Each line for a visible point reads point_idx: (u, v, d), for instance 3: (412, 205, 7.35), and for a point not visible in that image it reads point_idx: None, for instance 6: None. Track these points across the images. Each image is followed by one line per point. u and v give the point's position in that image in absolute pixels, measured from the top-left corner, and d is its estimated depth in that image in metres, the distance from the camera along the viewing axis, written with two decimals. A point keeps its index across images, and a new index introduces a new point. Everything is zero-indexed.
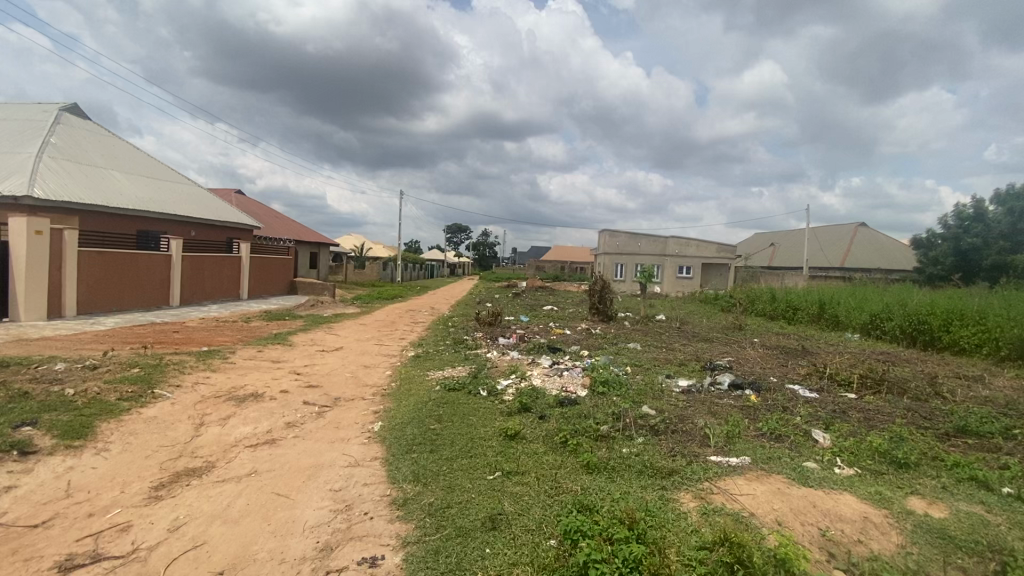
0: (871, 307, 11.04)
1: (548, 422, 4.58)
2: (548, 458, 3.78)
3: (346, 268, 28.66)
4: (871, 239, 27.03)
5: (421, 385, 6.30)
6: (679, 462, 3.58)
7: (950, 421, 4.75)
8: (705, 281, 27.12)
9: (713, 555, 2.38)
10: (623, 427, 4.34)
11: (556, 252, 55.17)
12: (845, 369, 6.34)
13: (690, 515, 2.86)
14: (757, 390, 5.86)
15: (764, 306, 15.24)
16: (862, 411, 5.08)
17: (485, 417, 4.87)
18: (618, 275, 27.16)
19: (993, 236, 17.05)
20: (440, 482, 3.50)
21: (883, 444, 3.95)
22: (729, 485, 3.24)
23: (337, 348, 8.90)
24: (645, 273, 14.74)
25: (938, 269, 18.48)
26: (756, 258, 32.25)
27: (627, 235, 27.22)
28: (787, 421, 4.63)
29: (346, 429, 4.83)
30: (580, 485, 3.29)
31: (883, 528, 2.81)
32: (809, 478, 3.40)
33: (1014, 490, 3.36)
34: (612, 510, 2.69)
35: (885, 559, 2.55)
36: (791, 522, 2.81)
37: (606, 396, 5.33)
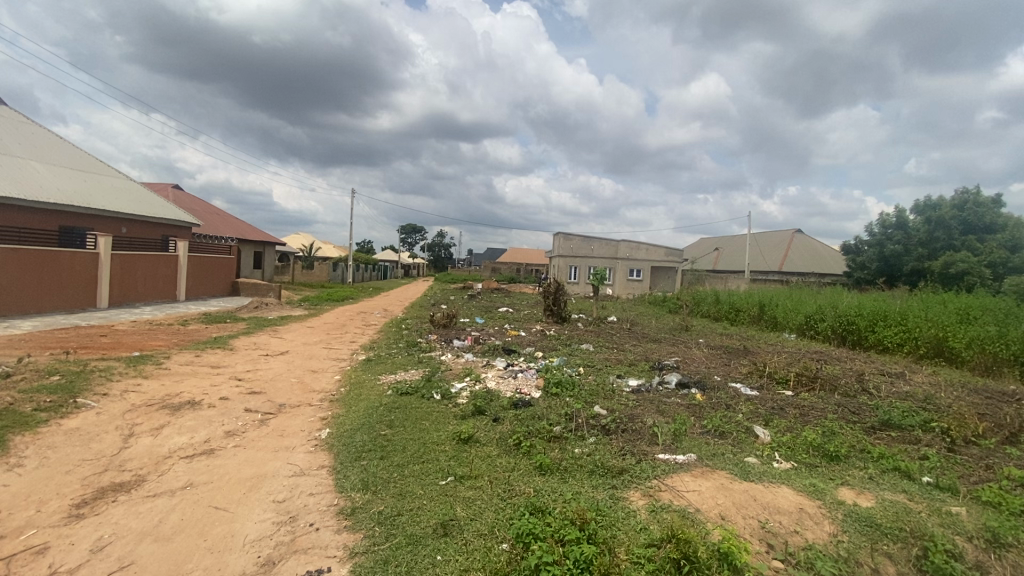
0: (806, 308, 11.74)
1: (501, 424, 4.56)
2: (502, 461, 3.76)
3: (294, 269, 27.66)
4: (806, 245, 28.73)
5: (372, 389, 6.14)
6: (629, 461, 3.65)
7: (876, 415, 5.11)
8: (653, 284, 28.05)
9: (661, 551, 2.44)
10: (575, 427, 4.39)
11: (511, 254, 55.49)
12: (783, 367, 6.68)
13: (640, 512, 2.92)
14: (702, 388, 6.09)
15: (709, 308, 15.92)
16: (798, 407, 5.38)
17: (438, 421, 4.79)
18: (572, 278, 27.49)
19: (912, 243, 18.45)
20: (391, 489, 3.42)
21: (817, 438, 4.19)
22: (677, 482, 3.33)
23: (282, 352, 8.54)
24: (597, 275, 15.06)
25: (865, 273, 20.07)
26: (702, 262, 33.58)
27: (580, 238, 27.69)
28: (730, 418, 4.84)
29: (291, 437, 4.64)
30: (533, 487, 3.29)
31: (817, 518, 2.97)
32: (750, 473, 3.56)
33: (932, 479, 3.65)
34: (563, 511, 2.70)
35: (818, 548, 2.70)
36: (733, 516, 2.92)
37: (560, 397, 5.38)
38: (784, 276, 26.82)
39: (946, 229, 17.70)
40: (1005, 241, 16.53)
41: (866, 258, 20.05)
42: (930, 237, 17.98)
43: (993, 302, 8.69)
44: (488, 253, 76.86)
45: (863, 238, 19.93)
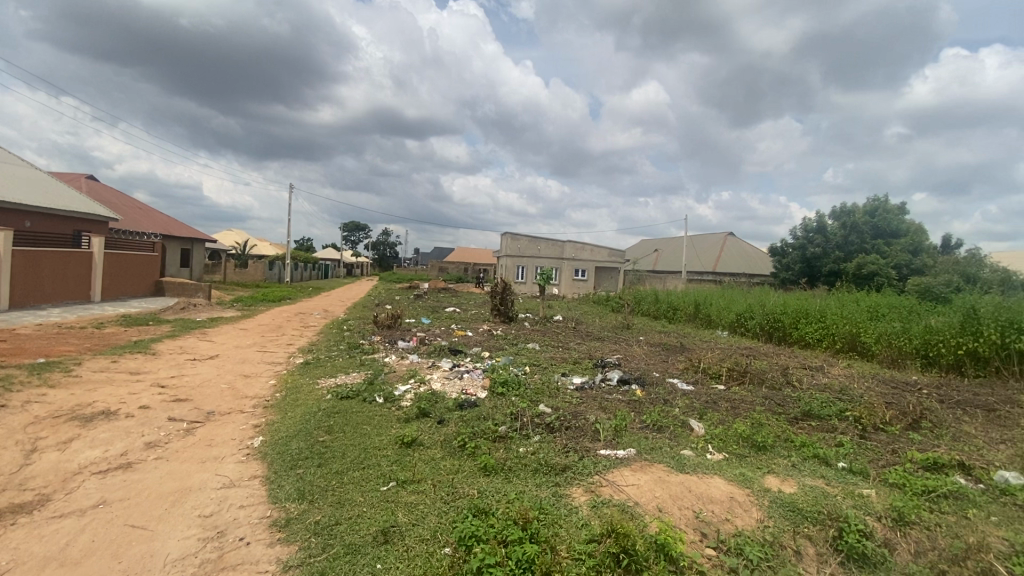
0: (737, 307, 12.44)
1: (446, 426, 4.50)
2: (446, 463, 3.71)
3: (226, 267, 26.12)
4: (737, 247, 30.44)
5: (310, 394, 5.89)
6: (572, 458, 3.71)
7: (798, 406, 5.49)
8: (598, 283, 28.78)
9: (601, 546, 2.48)
10: (520, 427, 4.40)
11: (458, 253, 55.17)
12: (716, 363, 7.03)
13: (582, 509, 2.97)
14: (641, 384, 6.31)
15: (649, 306, 16.53)
16: (729, 401, 5.67)
17: (380, 425, 4.66)
18: (519, 278, 27.65)
19: (831, 246, 20.00)
20: (328, 498, 3.29)
21: (747, 430, 4.44)
22: (617, 477, 3.41)
23: (212, 356, 8.03)
24: (543, 275, 15.24)
25: (790, 274, 21.58)
26: (643, 263, 34.80)
27: (527, 239, 27.84)
28: (668, 413, 5.02)
29: (220, 446, 4.36)
30: (477, 488, 3.26)
31: (746, 506, 3.14)
32: (686, 465, 3.70)
33: (846, 464, 3.96)
34: (506, 511, 2.70)
35: (747, 534, 2.85)
36: (669, 507, 3.03)
37: (506, 397, 5.38)
38: (718, 277, 28.30)
39: (858, 233, 19.28)
40: (907, 245, 18.04)
41: (790, 260, 21.53)
42: (844, 241, 19.58)
43: (898, 300, 9.54)
44: (434, 252, 75.93)
45: (788, 241, 21.40)
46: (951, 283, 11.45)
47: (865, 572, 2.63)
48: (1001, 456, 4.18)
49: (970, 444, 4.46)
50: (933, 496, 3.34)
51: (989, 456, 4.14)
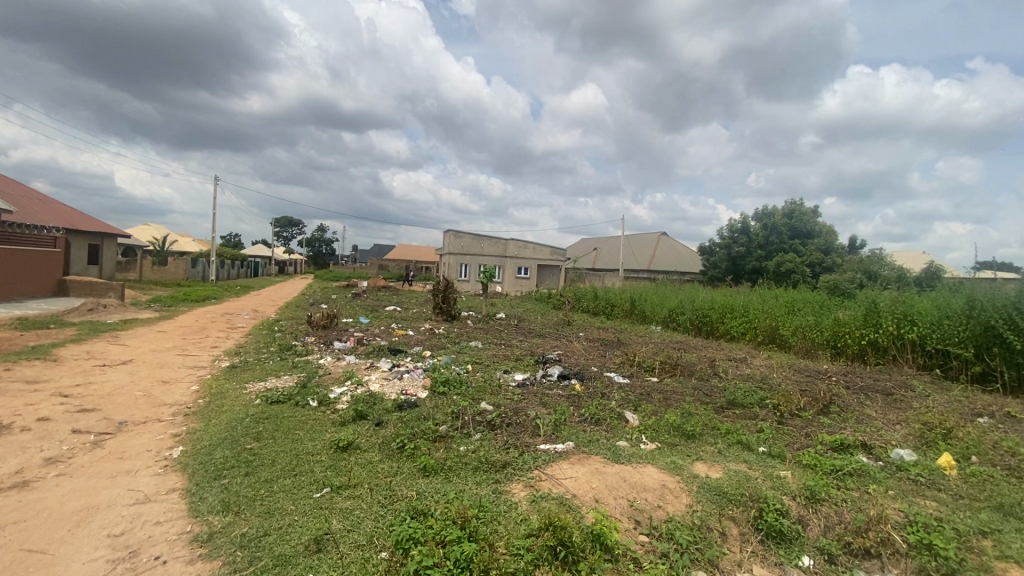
0: (669, 303, 13.04)
1: (384, 428, 4.39)
2: (384, 466, 3.62)
3: (141, 265, 24.07)
4: (671, 246, 31.90)
5: (237, 399, 5.56)
6: (512, 454, 3.73)
7: (724, 395, 5.84)
8: (539, 281, 29.16)
9: (539, 540, 2.52)
10: (461, 425, 4.38)
11: (399, 251, 54.05)
12: (650, 356, 7.33)
13: (521, 504, 2.99)
14: (580, 379, 6.46)
15: (588, 303, 16.98)
16: (662, 392, 5.94)
17: (314, 430, 4.47)
18: (462, 276, 27.48)
19: (753, 246, 21.42)
20: (257, 508, 3.11)
21: (678, 420, 4.66)
22: (555, 471, 3.47)
23: (124, 361, 7.38)
24: (486, 274, 15.25)
25: (717, 271, 22.92)
26: (583, 261, 35.66)
27: (471, 236, 27.55)
28: (605, 406, 5.18)
29: (134, 459, 4.01)
30: (415, 490, 3.21)
31: (677, 492, 3.29)
32: (622, 456, 3.83)
33: (765, 448, 4.25)
34: (445, 511, 2.68)
35: (677, 519, 2.99)
36: (606, 498, 3.13)
37: (447, 396, 5.33)
38: (653, 274, 29.52)
39: (777, 234, 20.74)
40: (820, 245, 19.62)
41: (718, 258, 22.85)
42: (765, 240, 21.01)
43: (811, 295, 10.35)
44: (374, 249, 73.95)
45: (716, 241, 22.68)
46: (855, 280, 12.58)
47: (782, 547, 2.84)
48: (897, 435, 4.65)
49: (871, 426, 4.93)
50: (840, 474, 3.66)
51: (886, 436, 4.59)
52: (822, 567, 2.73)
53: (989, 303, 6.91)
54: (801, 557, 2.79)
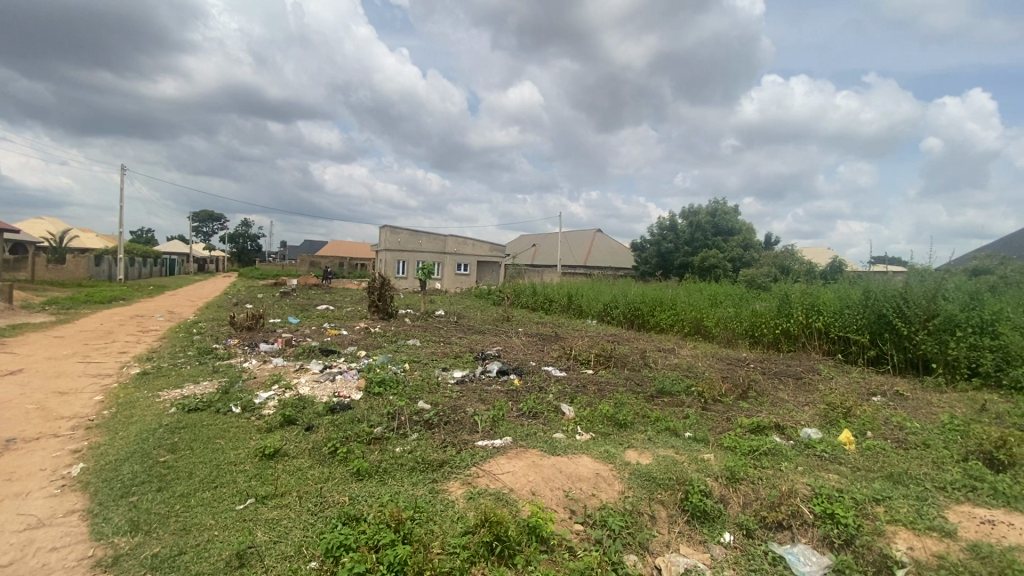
0: (604, 298, 13.48)
1: (315, 433, 4.20)
2: (314, 472, 3.47)
3: (32, 263, 21.50)
4: (605, 242, 32.96)
5: (149, 408, 5.11)
6: (450, 453, 3.70)
7: (654, 384, 6.12)
8: (479, 278, 29.12)
9: (475, 537, 2.52)
10: (397, 426, 4.28)
11: (332, 247, 51.99)
12: (585, 349, 7.53)
13: (458, 502, 2.97)
14: (519, 373, 6.53)
15: (527, 299, 17.20)
16: (597, 384, 6.13)
17: (237, 438, 4.21)
18: (400, 272, 26.85)
19: (680, 242, 22.59)
20: (172, 525, 2.88)
21: (611, 410, 4.82)
22: (493, 466, 3.48)
23: (11, 372, 6.56)
24: (424, 270, 15.03)
25: (648, 267, 23.98)
26: (522, 257, 36.06)
27: (408, 232, 27.00)
28: (543, 400, 5.26)
29: (24, 480, 3.57)
30: (348, 494, 3.10)
31: (610, 480, 3.41)
32: (558, 448, 3.91)
33: (691, 433, 4.50)
34: (378, 514, 2.62)
35: (610, 506, 3.10)
36: (542, 490, 3.18)
37: (382, 396, 5.19)
38: (589, 270, 30.37)
39: (702, 231, 21.96)
40: (740, 241, 21.00)
41: (649, 254, 23.88)
42: (691, 237, 22.18)
43: (731, 288, 11.05)
44: (305, 244, 70.57)
45: (646, 237, 23.68)
46: (771, 274, 13.57)
47: (705, 526, 3.02)
48: (806, 416, 5.07)
49: (784, 408, 5.34)
50: (757, 454, 3.95)
51: (797, 417, 4.99)
52: (741, 542, 2.93)
53: (881, 294, 7.66)
54: (723, 534, 2.98)
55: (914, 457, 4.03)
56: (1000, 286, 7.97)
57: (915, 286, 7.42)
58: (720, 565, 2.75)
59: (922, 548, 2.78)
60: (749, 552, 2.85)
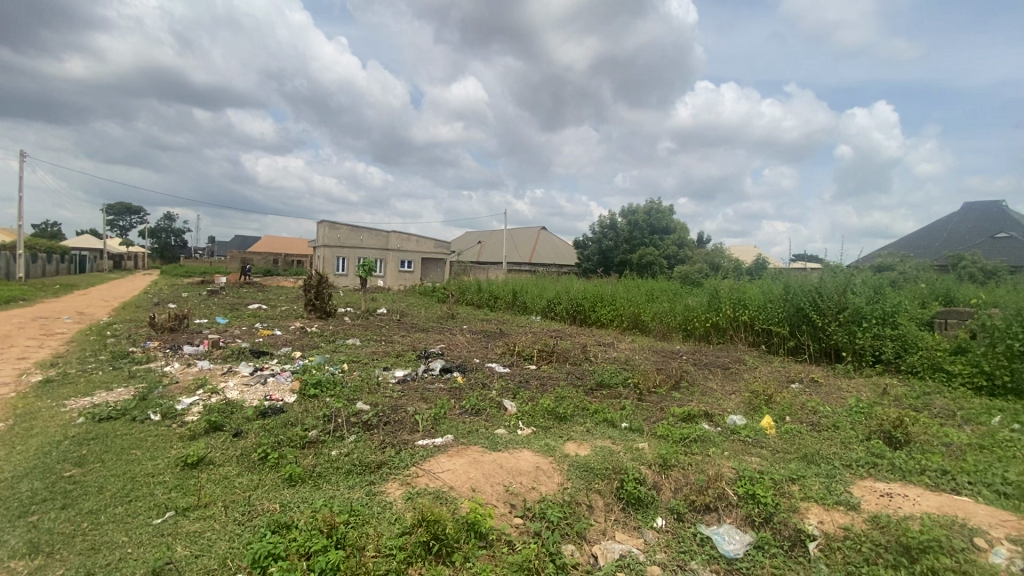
0: (547, 294, 13.71)
1: (244, 439, 3.99)
2: (242, 480, 3.29)
3: None
4: (549, 240, 33.46)
5: (53, 419, 4.65)
6: (388, 454, 3.62)
7: (594, 377, 6.28)
8: (423, 275, 28.70)
9: (411, 537, 2.49)
10: (334, 428, 4.14)
11: (266, 243, 49.49)
12: (528, 345, 7.62)
13: (396, 503, 2.92)
14: (462, 371, 6.50)
15: (472, 296, 17.18)
16: (538, 379, 6.22)
17: (156, 448, 3.91)
18: (339, 270, 25.92)
19: (620, 240, 23.32)
20: (78, 545, 2.64)
21: (551, 404, 4.91)
22: (432, 465, 3.44)
23: None
24: (364, 267, 14.62)
25: (590, 263, 24.62)
26: (467, 254, 35.92)
27: (347, 228, 26.15)
28: (485, 396, 5.27)
29: None
30: (279, 501, 2.97)
31: (550, 473, 3.47)
32: (499, 443, 3.93)
33: (628, 424, 4.66)
34: (311, 520, 2.53)
35: (549, 498, 3.15)
36: (482, 486, 3.18)
37: (318, 398, 5.00)
38: (533, 267, 30.75)
39: (640, 229, 22.76)
40: (675, 240, 21.98)
41: (590, 252, 24.51)
42: (630, 235, 22.95)
43: (666, 284, 11.54)
44: (236, 240, 66.54)
45: (588, 235, 24.26)
46: (703, 270, 14.29)
47: (639, 512, 3.15)
48: (732, 403, 5.39)
49: (713, 397, 5.66)
50: (688, 441, 4.16)
51: (724, 405, 5.30)
52: (673, 526, 3.08)
53: (799, 288, 8.28)
54: (655, 519, 3.12)
55: (826, 438, 4.39)
56: (899, 281, 8.83)
57: (827, 282, 8.07)
58: (653, 549, 2.88)
59: (831, 522, 3.02)
60: (680, 534, 3.00)
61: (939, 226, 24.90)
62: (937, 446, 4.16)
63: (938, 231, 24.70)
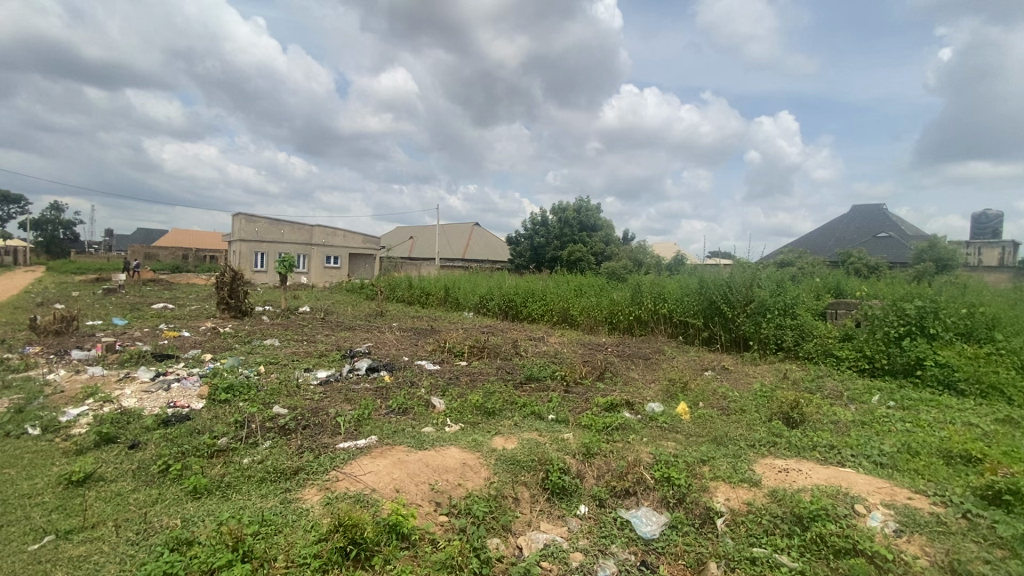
0: (480, 291, 13.72)
1: (142, 451, 3.65)
2: (138, 496, 3.01)
3: None
4: (482, 235, 33.45)
5: None
6: (306, 459, 3.46)
7: (524, 371, 6.37)
8: (351, 271, 27.68)
9: (327, 544, 2.40)
10: (247, 434, 3.89)
11: (174, 237, 45.50)
12: (459, 341, 7.57)
13: (312, 510, 2.79)
14: (389, 369, 6.34)
15: (403, 293, 16.83)
16: (468, 374, 6.21)
17: (33, 465, 3.48)
18: (257, 266, 24.39)
19: (551, 237, 23.80)
20: None
21: (480, 399, 4.91)
22: (354, 468, 3.33)
23: None
24: (285, 263, 13.85)
25: (522, 260, 24.94)
26: (398, 250, 35.08)
27: (267, 222, 24.65)
28: (413, 395, 5.17)
29: None
30: (181, 516, 2.75)
31: (476, 468, 3.47)
32: (425, 441, 3.87)
33: (554, 415, 4.77)
34: (215, 535, 2.37)
35: (475, 493, 3.15)
36: (406, 486, 3.12)
37: (230, 403, 4.68)
38: (466, 263, 30.63)
39: (569, 227, 23.27)
40: (603, 237, 22.75)
41: (523, 248, 24.82)
42: (561, 232, 23.41)
43: (594, 279, 11.93)
44: (139, 234, 60.56)
45: (519, 231, 24.47)
46: (628, 266, 14.88)
47: (563, 501, 3.24)
48: (652, 392, 5.68)
49: (635, 386, 5.94)
50: (610, 429, 4.33)
51: (644, 393, 5.57)
52: (594, 512, 3.19)
53: (712, 283, 8.84)
54: (578, 506, 3.22)
55: (734, 421, 4.74)
56: (798, 276, 9.69)
57: (736, 276, 8.70)
58: (576, 536, 2.96)
59: (736, 498, 3.26)
60: (601, 520, 3.11)
61: (832, 225, 27.63)
62: (826, 424, 4.63)
63: (832, 230, 27.37)
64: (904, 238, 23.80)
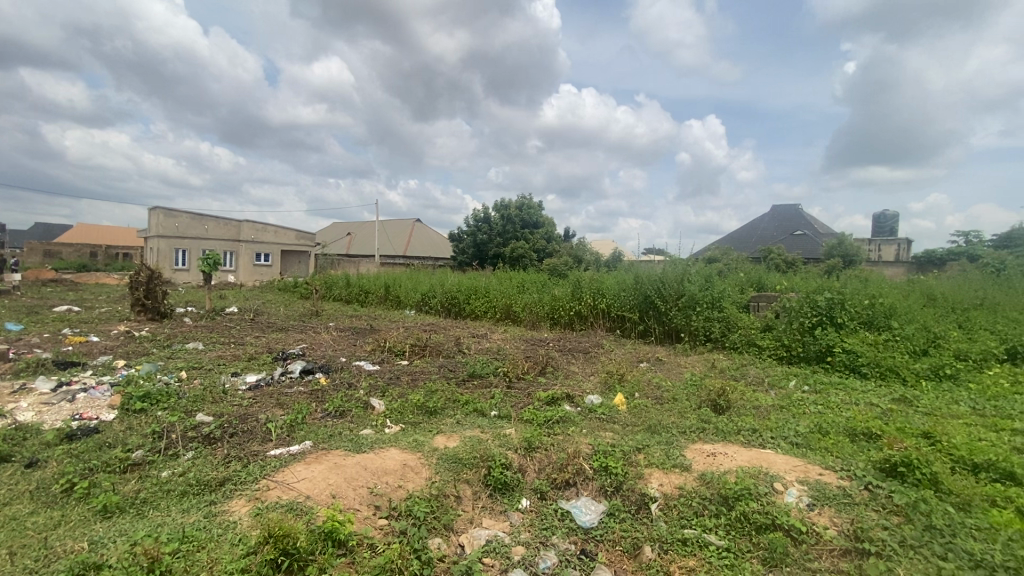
0: (421, 288, 13.52)
1: (42, 469, 3.30)
2: (38, 519, 2.72)
3: None
4: (423, 232, 32.91)
5: None
6: (233, 468, 3.26)
7: (466, 369, 6.34)
8: (284, 269, 26.39)
9: (257, 557, 2.28)
10: (166, 446, 3.62)
11: (80, 233, 41.42)
12: (400, 340, 7.42)
13: (240, 522, 2.64)
14: (325, 371, 6.10)
15: (341, 291, 16.28)
16: (409, 374, 6.10)
17: None
18: (178, 263, 22.74)
19: (494, 234, 23.85)
20: None
21: (421, 399, 4.84)
22: (287, 475, 3.18)
23: None
24: (210, 260, 13.02)
25: (464, 256, 24.83)
26: (335, 245, 33.84)
27: (188, 217, 23.05)
28: (351, 397, 5.01)
29: None
30: (89, 538, 2.51)
31: (417, 469, 3.43)
32: (364, 444, 3.77)
33: (496, 411, 4.80)
34: (127, 557, 2.19)
35: (416, 494, 3.10)
36: (344, 491, 3.02)
37: (147, 413, 4.33)
38: (407, 260, 30.07)
39: (512, 224, 23.38)
40: (545, 234, 23.07)
41: (466, 244, 24.71)
42: (503, 229, 23.49)
43: (535, 275, 12.08)
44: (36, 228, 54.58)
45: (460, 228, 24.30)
46: (568, 263, 15.20)
47: (505, 496, 3.26)
48: (591, 384, 5.84)
49: (575, 379, 6.09)
50: (550, 422, 4.40)
51: (583, 386, 5.72)
52: (536, 505, 3.25)
53: (647, 278, 9.20)
54: (520, 501, 3.26)
55: (667, 409, 4.97)
56: (724, 271, 10.29)
57: (669, 272, 9.11)
58: (517, 529, 3.00)
59: (668, 483, 3.42)
60: (543, 512, 3.17)
61: (756, 224, 29.53)
62: (749, 409, 4.95)
63: (755, 228, 29.27)
64: (817, 237, 25.86)
